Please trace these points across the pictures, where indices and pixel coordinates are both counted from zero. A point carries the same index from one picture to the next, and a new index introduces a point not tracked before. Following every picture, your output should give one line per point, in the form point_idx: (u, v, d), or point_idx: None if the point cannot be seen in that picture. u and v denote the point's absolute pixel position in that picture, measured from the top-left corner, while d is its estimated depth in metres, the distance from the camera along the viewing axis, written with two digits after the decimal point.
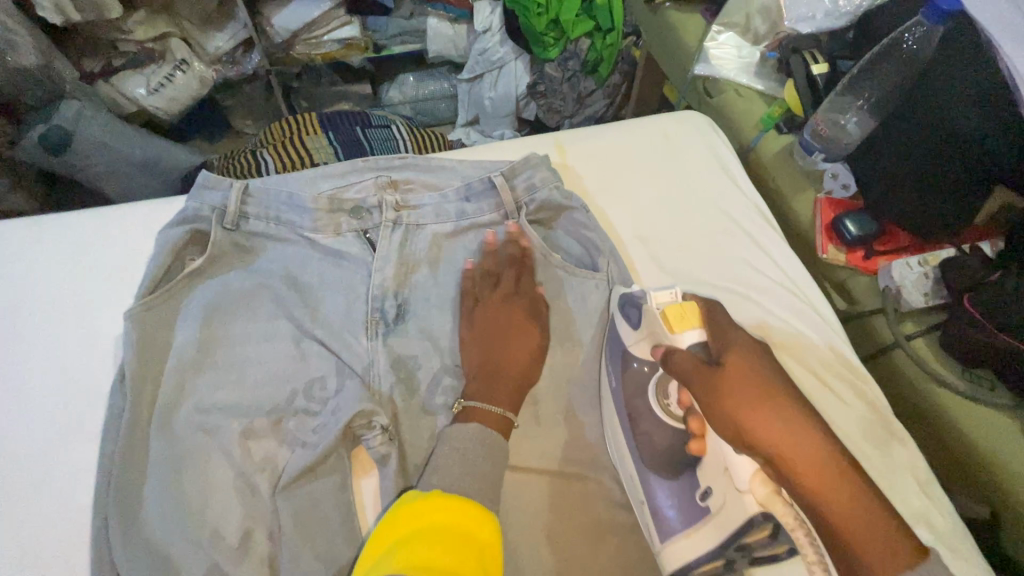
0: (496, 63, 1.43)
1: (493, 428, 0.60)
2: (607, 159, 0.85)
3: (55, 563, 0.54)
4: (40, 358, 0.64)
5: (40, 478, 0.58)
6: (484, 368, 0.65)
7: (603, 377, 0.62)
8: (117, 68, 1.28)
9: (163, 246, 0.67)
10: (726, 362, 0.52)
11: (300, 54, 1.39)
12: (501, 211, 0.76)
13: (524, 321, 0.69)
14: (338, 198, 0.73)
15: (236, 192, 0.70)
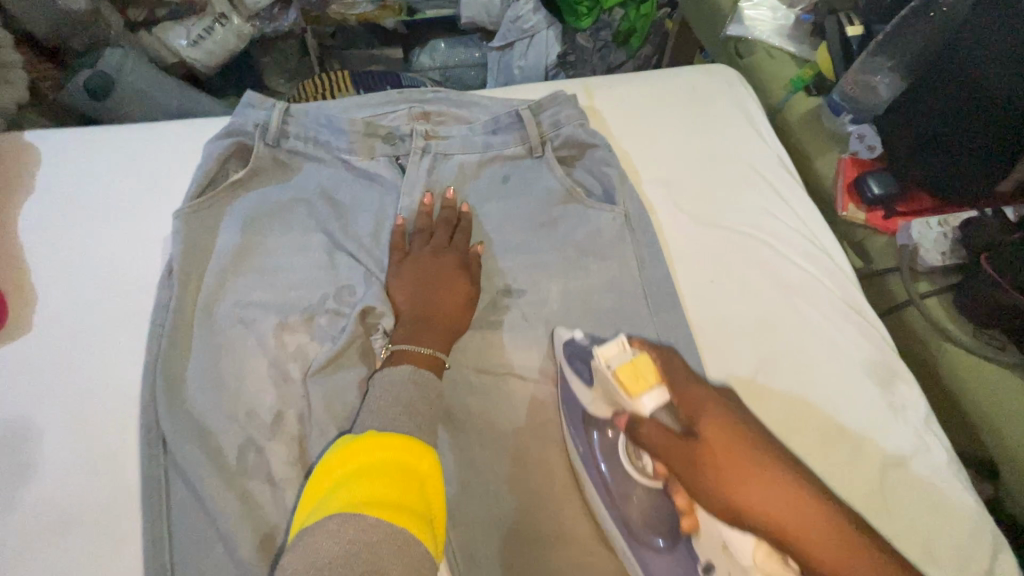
0: (528, 31, 1.42)
1: (423, 367, 0.58)
2: (633, 104, 0.86)
3: (103, 429, 0.59)
4: (94, 252, 0.69)
5: (93, 354, 0.62)
6: (415, 314, 0.63)
7: None
8: (160, 18, 1.31)
9: (210, 154, 0.71)
10: (679, 441, 0.48)
11: (335, 14, 1.43)
12: (526, 144, 0.78)
13: (455, 274, 0.67)
14: (372, 124, 0.76)
15: (279, 111, 0.74)
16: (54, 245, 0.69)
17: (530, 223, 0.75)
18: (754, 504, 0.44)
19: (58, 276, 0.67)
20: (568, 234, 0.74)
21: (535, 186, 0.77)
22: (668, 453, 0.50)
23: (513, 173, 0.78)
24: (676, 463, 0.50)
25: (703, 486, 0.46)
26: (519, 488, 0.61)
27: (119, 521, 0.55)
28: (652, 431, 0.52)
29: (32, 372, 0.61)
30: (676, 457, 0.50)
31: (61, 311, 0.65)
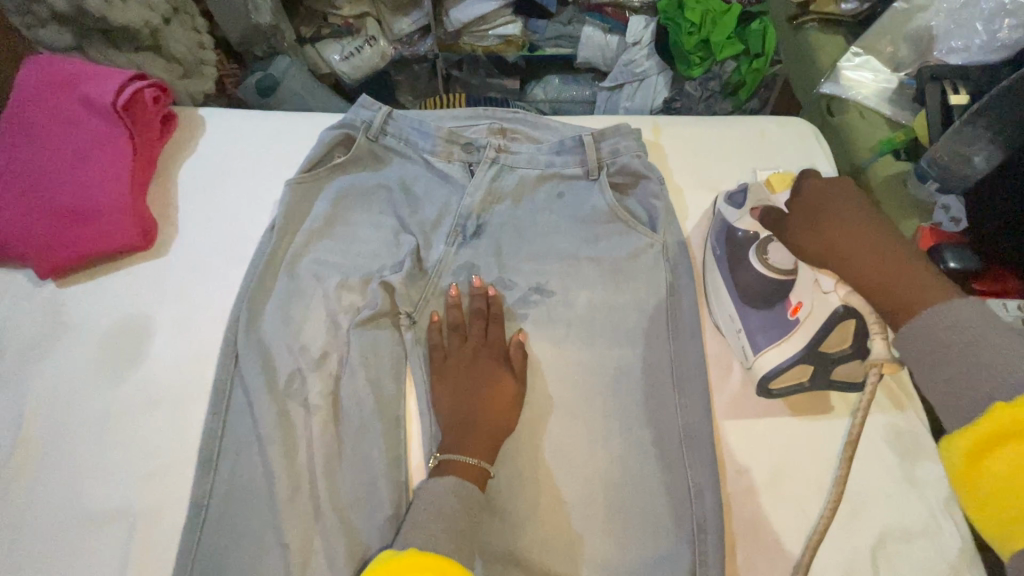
0: (638, 75, 1.55)
1: (469, 478, 0.61)
2: (697, 144, 0.91)
3: (198, 335, 0.75)
4: (222, 204, 0.87)
5: (205, 280, 0.80)
6: (455, 420, 0.66)
7: (755, 311, 0.66)
8: (324, 36, 1.58)
9: (322, 141, 0.87)
10: (845, 242, 0.56)
11: (466, 44, 1.59)
12: (584, 167, 0.85)
13: (497, 376, 0.68)
14: (456, 133, 0.88)
15: (382, 114, 0.89)
16: (196, 196, 0.88)
17: (573, 237, 0.82)
18: (907, 285, 0.51)
19: (193, 217, 0.86)
20: (607, 251, 0.79)
21: (584, 205, 0.84)
22: (827, 288, 0.58)
23: (568, 191, 0.86)
24: (837, 300, 0.57)
25: (810, 239, 0.59)
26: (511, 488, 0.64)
27: (191, 408, 0.70)
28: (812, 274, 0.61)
29: (160, 283, 0.79)
30: (838, 295, 0.57)
31: (191, 244, 0.83)
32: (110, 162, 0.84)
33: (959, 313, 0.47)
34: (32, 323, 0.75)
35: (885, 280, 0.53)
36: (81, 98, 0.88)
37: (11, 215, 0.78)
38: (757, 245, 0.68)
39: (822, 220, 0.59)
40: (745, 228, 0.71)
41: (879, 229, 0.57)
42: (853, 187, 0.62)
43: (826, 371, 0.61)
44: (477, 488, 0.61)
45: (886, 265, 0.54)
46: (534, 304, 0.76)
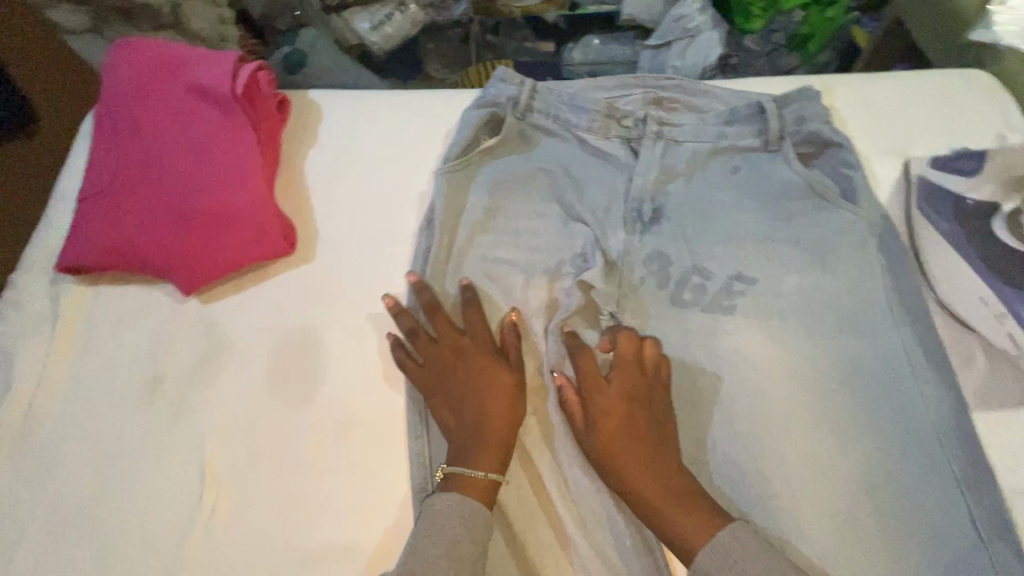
0: (691, 31, 1.37)
1: (475, 495, 0.57)
2: (876, 105, 0.82)
3: (374, 348, 0.68)
4: (362, 199, 0.79)
5: (364, 286, 0.72)
6: (466, 429, 0.59)
7: (1015, 294, 0.63)
8: (348, 5, 1.49)
9: (469, 121, 0.78)
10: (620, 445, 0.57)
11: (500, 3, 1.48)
12: (763, 137, 0.77)
13: (486, 367, 0.62)
14: (612, 105, 0.79)
15: (529, 88, 0.80)
16: (331, 192, 0.79)
17: (764, 217, 0.74)
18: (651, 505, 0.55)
19: (334, 215, 0.78)
20: (807, 231, 0.72)
21: (769, 179, 0.75)
22: None
23: (745, 164, 0.77)
24: None
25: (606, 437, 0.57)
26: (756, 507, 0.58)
27: (391, 430, 0.64)
28: None
29: (317, 292, 0.72)
30: None
31: (337, 246, 0.75)
32: (236, 158, 0.75)
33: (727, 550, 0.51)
34: (189, 346, 0.69)
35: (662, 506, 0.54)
36: (189, 85, 0.79)
37: (146, 224, 0.72)
38: (1004, 218, 0.66)
39: (608, 431, 0.58)
40: (977, 199, 0.69)
41: (650, 450, 0.57)
42: (647, 388, 0.61)
43: None
44: (483, 507, 0.56)
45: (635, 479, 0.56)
46: (740, 295, 0.69)
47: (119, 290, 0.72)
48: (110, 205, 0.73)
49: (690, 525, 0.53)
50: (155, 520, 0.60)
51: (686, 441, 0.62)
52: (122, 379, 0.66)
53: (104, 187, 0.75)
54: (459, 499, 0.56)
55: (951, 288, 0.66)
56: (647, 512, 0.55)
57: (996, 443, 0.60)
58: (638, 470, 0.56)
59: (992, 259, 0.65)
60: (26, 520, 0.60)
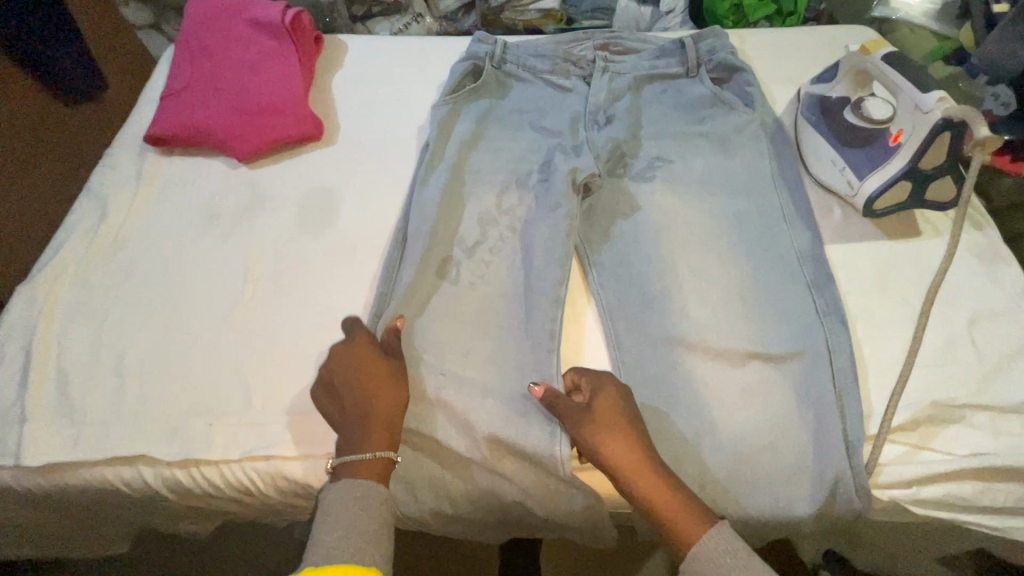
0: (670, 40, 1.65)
1: (372, 476, 0.61)
2: (778, 48, 1.05)
3: (377, 202, 0.89)
4: (373, 107, 1.02)
5: (372, 163, 0.94)
6: (355, 420, 0.63)
7: (852, 149, 0.81)
8: (374, 14, 1.77)
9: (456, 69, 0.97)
10: (621, 457, 0.59)
11: (505, 19, 1.76)
12: (684, 66, 0.99)
13: (372, 361, 0.66)
14: (569, 53, 1.01)
15: (500, 46, 1.00)
16: (350, 103, 1.02)
17: (682, 120, 0.95)
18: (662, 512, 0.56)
19: (352, 119, 1.00)
20: (714, 127, 0.93)
21: (688, 94, 0.97)
22: (927, 109, 0.70)
23: (670, 87, 0.99)
24: (938, 114, 0.69)
25: (603, 454, 0.60)
26: (655, 300, 0.77)
27: (384, 252, 0.83)
28: (911, 103, 0.73)
29: (337, 165, 0.94)
30: (939, 111, 0.69)
31: (354, 136, 0.98)
32: (283, 70, 0.99)
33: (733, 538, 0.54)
34: (237, 197, 0.90)
35: (663, 509, 0.57)
36: (249, 21, 1.04)
37: (212, 112, 0.95)
38: (853, 105, 0.84)
39: (608, 452, 0.60)
40: (840, 93, 0.86)
41: (643, 455, 0.59)
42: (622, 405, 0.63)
43: (924, 188, 0.75)
44: (378, 484, 0.60)
45: (651, 488, 0.57)
46: (658, 170, 0.90)
47: (189, 159, 0.95)
48: (185, 100, 0.97)
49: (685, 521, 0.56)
50: (205, 299, 0.78)
51: (608, 262, 0.82)
52: (187, 215, 0.88)
53: (182, 88, 0.98)
54: (352, 482, 0.59)
55: (816, 155, 0.85)
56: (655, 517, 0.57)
57: (841, 262, 0.78)
58: (644, 478, 0.58)
59: (845, 134, 0.83)
60: (106, 299, 0.78)
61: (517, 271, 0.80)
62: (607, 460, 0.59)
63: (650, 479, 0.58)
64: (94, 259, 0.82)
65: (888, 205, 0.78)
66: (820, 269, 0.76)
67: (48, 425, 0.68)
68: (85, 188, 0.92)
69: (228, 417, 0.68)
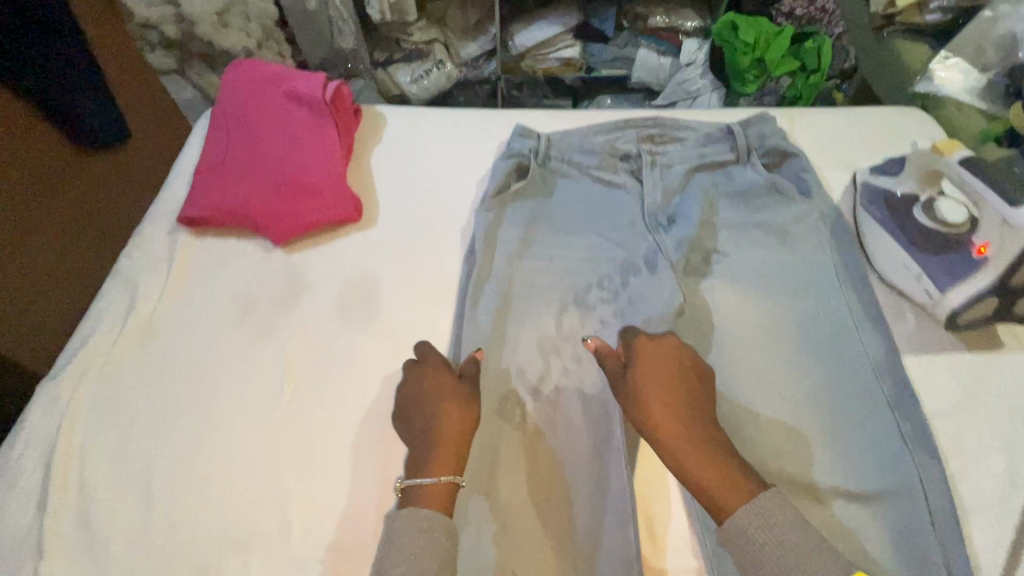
0: (693, 93, 1.76)
1: (433, 505, 0.59)
2: (829, 130, 1.02)
3: (419, 294, 0.85)
4: (412, 189, 0.98)
5: (414, 249, 0.90)
6: (417, 464, 0.63)
7: (931, 256, 0.77)
8: (396, 60, 1.80)
9: (501, 170, 0.94)
10: (663, 394, 0.63)
11: (527, 67, 1.82)
12: (734, 152, 0.96)
13: (443, 384, 0.68)
14: (614, 149, 0.98)
15: (544, 142, 0.97)
16: (390, 182, 0.99)
17: (737, 210, 0.92)
18: (703, 479, 0.58)
19: (391, 203, 0.96)
20: (772, 219, 0.89)
21: (743, 182, 0.94)
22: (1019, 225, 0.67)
23: (721, 173, 0.96)
24: None
25: (650, 374, 0.64)
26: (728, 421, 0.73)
27: None
28: (998, 215, 0.69)
29: (376, 250, 0.90)
30: None
31: (393, 218, 0.94)
32: (321, 148, 0.96)
33: (768, 512, 0.54)
34: (272, 286, 0.86)
35: (709, 472, 0.58)
36: (288, 92, 1.01)
37: (247, 188, 0.91)
38: (923, 205, 0.80)
39: (660, 376, 0.64)
40: (905, 191, 0.83)
41: (681, 385, 0.64)
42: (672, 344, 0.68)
43: (1014, 302, 0.72)
44: (442, 512, 0.59)
45: (696, 464, 0.59)
46: (717, 265, 0.86)
47: (223, 241, 0.91)
48: (219, 177, 0.93)
49: (731, 491, 0.57)
50: (243, 406, 0.75)
51: None
52: (219, 303, 0.84)
53: (218, 162, 0.95)
54: (413, 510, 0.58)
55: (887, 259, 0.81)
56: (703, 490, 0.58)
57: (920, 378, 0.74)
58: (685, 432, 0.61)
59: (917, 237, 0.79)
60: (133, 400, 0.74)
61: (578, 381, 0.75)
62: (659, 378, 0.64)
63: (694, 454, 0.59)
64: (121, 354, 0.78)
65: (972, 317, 0.74)
66: (900, 389, 0.72)
67: (79, 565, 0.63)
68: (111, 268, 0.88)
69: (269, 552, 0.64)
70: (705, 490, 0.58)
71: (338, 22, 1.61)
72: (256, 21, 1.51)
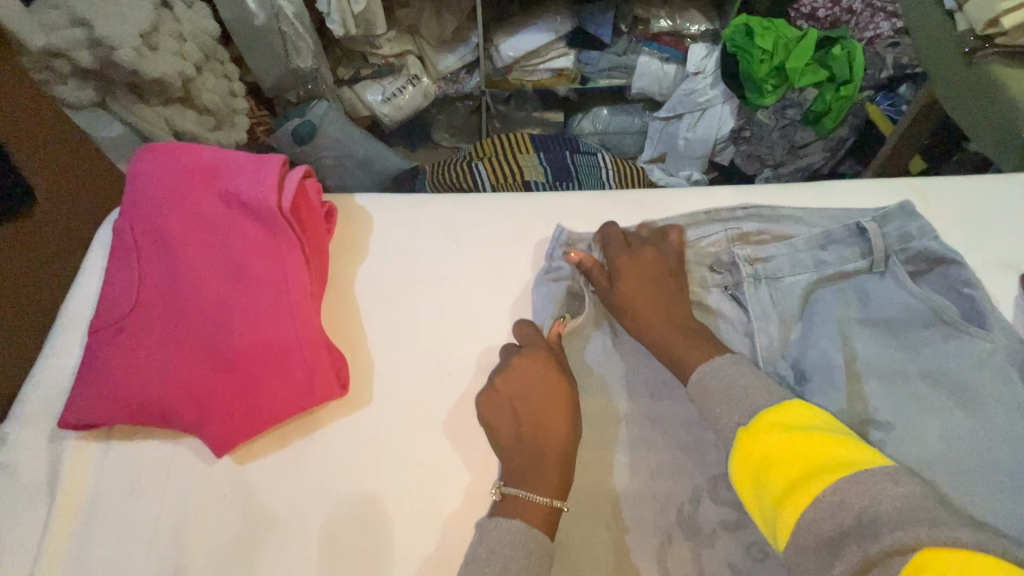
0: (702, 105, 1.45)
1: (537, 525, 0.54)
2: (974, 213, 0.77)
3: (449, 521, 0.57)
4: (422, 329, 0.68)
5: (431, 442, 0.61)
6: (525, 448, 0.58)
7: None
8: (363, 76, 1.46)
9: (549, 303, 0.68)
10: (636, 295, 0.66)
11: (514, 79, 1.49)
12: (866, 259, 0.69)
13: (546, 386, 0.60)
14: (699, 256, 0.72)
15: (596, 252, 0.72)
16: (388, 320, 0.69)
17: (884, 348, 0.65)
18: (676, 354, 0.62)
19: (397, 358, 0.67)
20: (935, 363, 0.64)
21: (892, 309, 0.67)
22: None
23: (852, 290, 0.69)
24: None
25: (628, 303, 0.66)
26: None
27: None
28: None
29: (372, 446, 0.61)
30: None
31: (399, 388, 0.64)
32: (284, 284, 0.64)
33: (722, 369, 0.58)
34: (225, 526, 0.57)
35: (669, 338, 0.63)
36: (226, 198, 0.68)
37: (170, 366, 0.60)
38: None
39: (631, 290, 0.66)
40: None
41: (668, 302, 0.66)
42: (654, 255, 0.68)
43: None
44: (545, 536, 0.53)
45: (655, 331, 0.64)
46: (881, 446, 0.59)
47: (142, 444, 0.61)
48: (127, 345, 0.61)
49: (698, 354, 0.61)
50: None
51: None
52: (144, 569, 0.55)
53: (120, 318, 0.63)
54: (522, 529, 0.52)
55: None
56: (663, 357, 0.64)
57: None
58: (656, 323, 0.65)
59: None
60: None
61: None
62: (623, 288, 0.67)
63: (667, 330, 0.64)
64: None
65: None
66: None
67: None
68: None
69: None
70: (666, 353, 0.63)
71: (293, 40, 1.18)
72: (192, 41, 0.95)
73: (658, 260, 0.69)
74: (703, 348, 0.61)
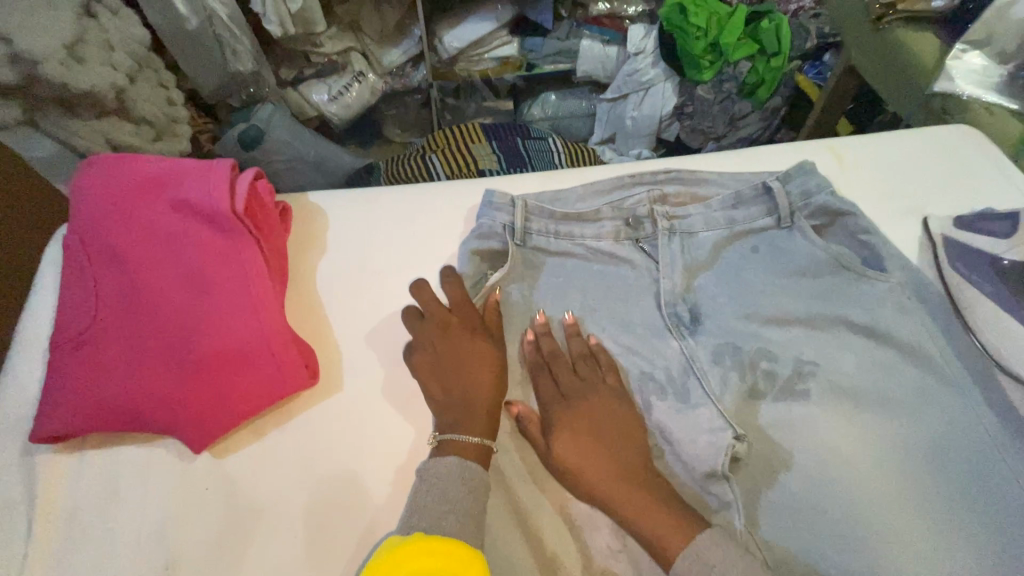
0: (644, 83, 1.50)
1: (473, 458, 0.59)
2: (884, 166, 0.85)
3: None
4: (368, 314, 0.71)
5: (397, 418, 0.65)
6: (454, 399, 0.62)
7: None
8: (307, 77, 1.44)
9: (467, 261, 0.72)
10: (588, 466, 0.58)
11: (460, 70, 1.51)
12: (774, 215, 0.75)
13: (466, 340, 0.65)
14: (620, 212, 0.76)
15: (521, 208, 0.74)
16: (342, 305, 0.72)
17: (799, 294, 0.72)
18: (634, 512, 0.55)
19: (355, 340, 0.70)
20: (857, 303, 0.70)
21: (790, 257, 0.73)
22: None
23: (762, 244, 0.75)
24: None
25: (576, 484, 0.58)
26: None
27: None
28: None
29: (344, 428, 0.64)
30: None
31: (363, 372, 0.68)
32: (244, 284, 0.66)
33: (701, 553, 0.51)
34: (209, 517, 0.59)
35: (613, 494, 0.56)
36: (178, 204, 0.69)
37: (135, 374, 0.61)
38: None
39: (578, 449, 0.59)
40: None
41: (613, 453, 0.59)
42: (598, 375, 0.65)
43: None
44: (482, 468, 0.58)
45: (610, 495, 0.56)
46: (812, 379, 0.66)
47: (119, 450, 0.62)
48: (91, 359, 0.62)
49: (664, 523, 0.54)
50: None
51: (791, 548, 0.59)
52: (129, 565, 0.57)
53: (81, 333, 0.63)
54: (459, 463, 0.57)
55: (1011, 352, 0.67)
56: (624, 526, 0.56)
57: None
58: (610, 480, 0.57)
59: None
60: None
61: None
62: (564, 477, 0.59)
63: (621, 490, 0.56)
64: None
65: None
66: None
67: None
68: None
69: None
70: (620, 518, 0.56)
71: (230, 44, 1.17)
72: (123, 50, 0.94)
73: (609, 413, 0.62)
74: (666, 504, 0.55)
